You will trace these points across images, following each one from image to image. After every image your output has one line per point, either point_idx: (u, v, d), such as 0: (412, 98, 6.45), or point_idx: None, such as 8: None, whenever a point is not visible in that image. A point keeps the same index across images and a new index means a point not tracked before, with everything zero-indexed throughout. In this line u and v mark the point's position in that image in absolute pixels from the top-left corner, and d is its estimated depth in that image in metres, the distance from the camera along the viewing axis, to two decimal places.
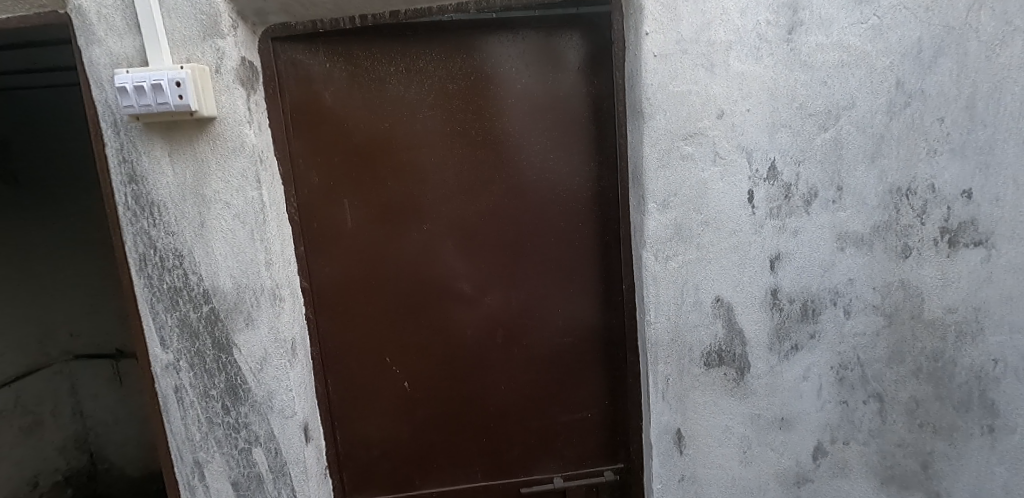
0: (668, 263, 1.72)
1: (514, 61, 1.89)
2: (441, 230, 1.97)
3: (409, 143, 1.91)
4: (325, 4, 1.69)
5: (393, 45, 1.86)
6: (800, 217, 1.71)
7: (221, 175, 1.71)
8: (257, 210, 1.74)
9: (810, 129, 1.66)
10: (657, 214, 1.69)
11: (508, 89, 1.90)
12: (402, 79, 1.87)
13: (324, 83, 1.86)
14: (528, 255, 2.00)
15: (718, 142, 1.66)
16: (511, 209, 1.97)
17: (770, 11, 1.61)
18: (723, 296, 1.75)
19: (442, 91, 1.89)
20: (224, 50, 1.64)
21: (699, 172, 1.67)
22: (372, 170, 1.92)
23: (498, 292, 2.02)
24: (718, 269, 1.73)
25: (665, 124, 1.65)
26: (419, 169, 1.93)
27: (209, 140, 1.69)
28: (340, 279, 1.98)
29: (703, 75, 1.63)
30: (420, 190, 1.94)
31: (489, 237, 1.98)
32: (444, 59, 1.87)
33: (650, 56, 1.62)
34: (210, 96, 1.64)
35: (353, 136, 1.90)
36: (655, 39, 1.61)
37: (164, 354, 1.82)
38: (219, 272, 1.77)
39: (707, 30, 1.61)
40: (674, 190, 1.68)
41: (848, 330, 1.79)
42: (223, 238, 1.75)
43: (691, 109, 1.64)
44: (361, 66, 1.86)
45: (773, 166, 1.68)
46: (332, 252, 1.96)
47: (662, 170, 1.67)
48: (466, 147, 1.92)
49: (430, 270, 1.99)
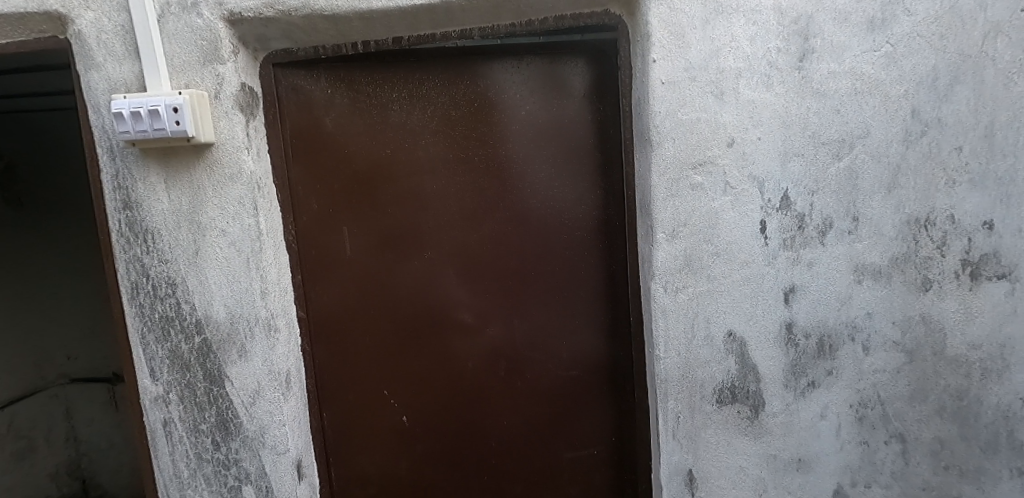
0: (677, 295, 1.66)
1: (519, 87, 1.86)
2: (442, 259, 1.91)
3: (410, 169, 1.87)
4: (327, 30, 1.66)
5: (396, 71, 1.83)
6: (815, 248, 1.64)
7: (217, 201, 1.67)
8: (253, 237, 1.69)
9: (823, 158, 1.61)
10: (665, 245, 1.64)
11: (513, 116, 1.87)
12: (405, 105, 1.84)
13: (324, 108, 1.83)
14: (532, 284, 1.94)
15: (728, 171, 1.61)
16: (514, 237, 1.91)
17: (781, 39, 1.57)
18: (736, 331, 1.68)
19: (444, 117, 1.85)
20: (224, 75, 1.61)
21: (710, 201, 1.62)
22: (373, 198, 1.87)
23: (501, 322, 1.95)
24: (730, 302, 1.66)
25: (673, 152, 1.60)
26: (420, 196, 1.88)
27: (206, 166, 1.65)
28: (337, 309, 1.91)
29: (712, 103, 1.58)
30: (422, 217, 1.89)
31: (492, 266, 1.92)
32: (447, 85, 1.84)
33: (658, 83, 1.58)
34: (208, 122, 1.60)
35: (353, 162, 1.86)
36: (662, 66, 1.57)
37: (154, 386, 1.75)
38: (213, 302, 1.71)
39: (715, 58, 1.57)
40: (683, 219, 1.63)
41: (867, 367, 1.71)
42: (217, 266, 1.70)
43: (700, 137, 1.59)
44: (364, 93, 1.83)
45: (786, 195, 1.62)
46: (330, 281, 1.90)
47: (670, 200, 1.62)
48: (469, 174, 1.88)
49: (431, 300, 1.93)
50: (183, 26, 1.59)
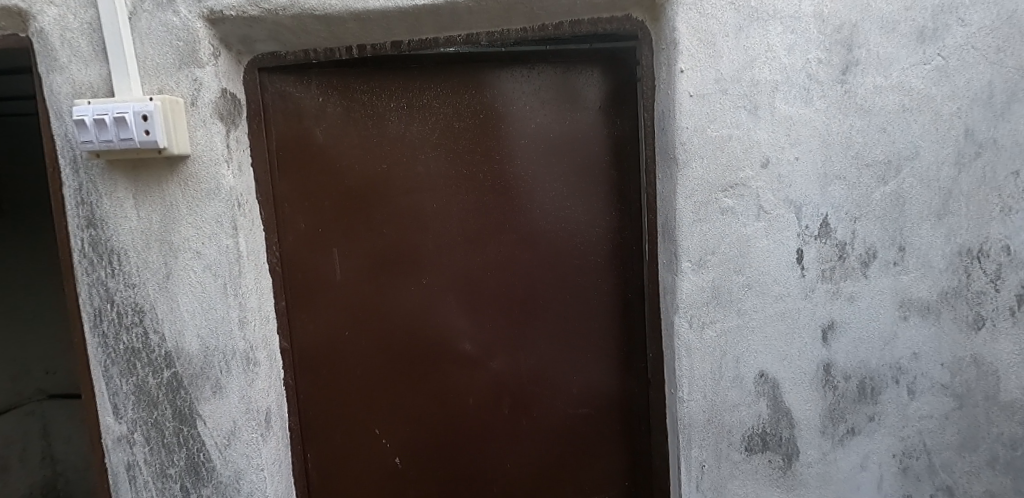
0: (704, 331, 1.49)
1: (528, 98, 1.70)
2: (442, 285, 1.74)
3: (408, 186, 1.70)
4: (319, 33, 1.50)
5: (395, 79, 1.66)
6: (857, 281, 1.48)
7: (192, 220, 1.49)
8: (232, 261, 1.51)
9: (867, 182, 1.45)
10: (691, 275, 1.47)
11: (521, 129, 1.70)
12: (403, 116, 1.68)
13: (315, 119, 1.66)
14: (541, 314, 1.77)
15: (762, 194, 1.45)
16: (521, 262, 1.74)
17: (822, 49, 1.42)
18: (768, 371, 1.51)
19: (447, 130, 1.69)
20: (202, 80, 1.44)
21: (741, 227, 1.46)
22: (366, 217, 1.70)
23: (506, 355, 1.78)
24: (762, 339, 1.50)
25: (702, 173, 1.44)
26: (418, 215, 1.71)
27: (180, 181, 1.48)
28: (325, 339, 1.73)
29: (746, 119, 1.43)
30: (420, 240, 1.72)
31: (497, 294, 1.75)
32: (451, 95, 1.68)
33: (686, 96, 1.42)
34: (183, 132, 1.43)
35: (345, 178, 1.68)
36: (691, 77, 1.41)
37: (117, 424, 1.56)
38: (185, 332, 1.53)
39: (750, 69, 1.42)
40: (712, 247, 1.46)
41: (913, 412, 1.54)
42: (191, 292, 1.52)
43: (732, 156, 1.44)
44: (360, 102, 1.67)
45: (825, 222, 1.46)
46: (318, 308, 1.72)
47: (698, 225, 1.45)
48: (472, 193, 1.71)
49: (430, 330, 1.75)
50: (158, 25, 1.43)
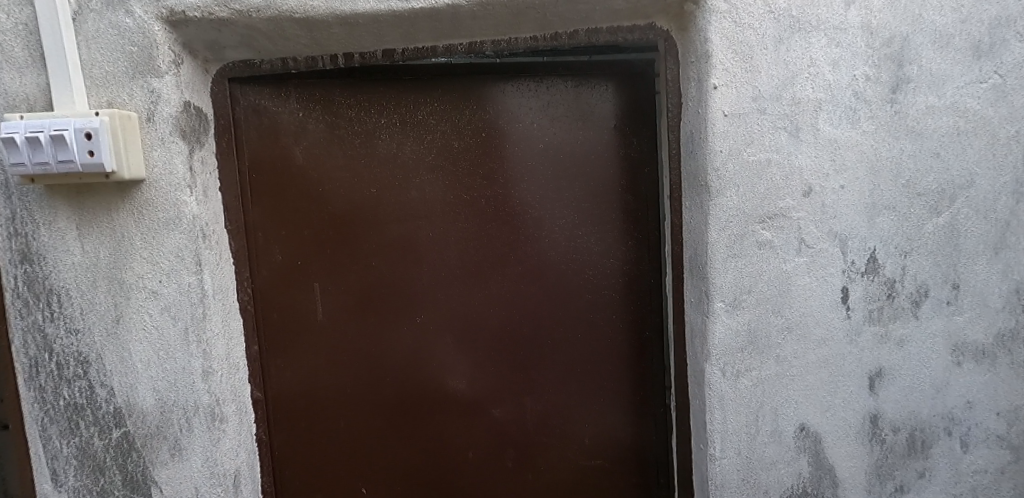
0: (738, 380, 1.32)
1: (536, 115, 1.52)
2: (438, 324, 1.54)
3: (400, 213, 1.50)
4: (299, 39, 1.30)
5: (386, 92, 1.47)
6: (907, 322, 1.33)
7: (147, 254, 1.27)
8: (195, 301, 1.30)
9: (919, 212, 1.31)
10: (725, 317, 1.30)
11: (528, 149, 1.52)
12: (395, 134, 1.48)
13: (294, 136, 1.45)
14: (549, 355, 1.58)
15: (805, 226, 1.29)
16: (528, 298, 1.55)
17: (870, 64, 1.28)
18: (810, 424, 1.34)
19: (445, 150, 1.49)
20: (161, 92, 1.23)
21: (781, 263, 1.29)
22: (352, 248, 1.50)
23: (510, 402, 1.58)
24: (803, 389, 1.33)
25: (738, 202, 1.28)
26: (412, 246, 1.51)
27: (133, 209, 1.26)
28: (305, 388, 1.52)
29: (787, 141, 1.27)
30: (414, 273, 1.52)
31: (501, 333, 1.56)
32: (450, 111, 1.49)
33: (720, 115, 1.25)
34: (136, 152, 1.22)
35: (329, 203, 1.48)
36: (727, 94, 1.25)
37: (55, 494, 1.32)
38: (138, 386, 1.30)
39: (791, 86, 1.26)
40: (748, 285, 1.29)
41: (966, 467, 1.39)
42: (145, 338, 1.30)
43: (771, 184, 1.28)
44: (345, 118, 1.46)
45: (873, 257, 1.31)
46: (296, 351, 1.50)
47: (732, 260, 1.29)
48: (473, 220, 1.52)
49: (424, 376, 1.55)
50: (107, 27, 1.21)
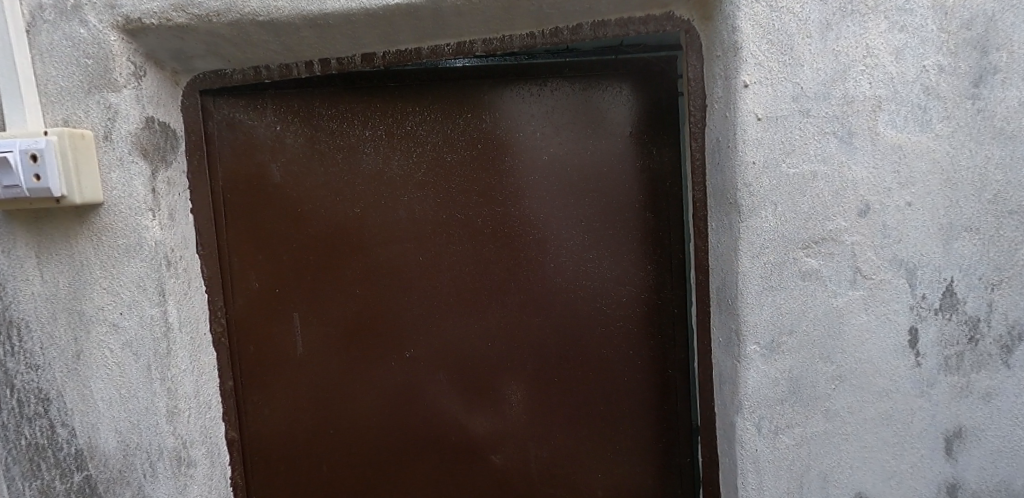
0: (778, 438, 1.09)
1: (539, 123, 1.34)
2: (431, 359, 1.38)
3: (388, 236, 1.35)
4: (269, 45, 1.17)
5: (371, 101, 1.32)
6: (994, 371, 1.08)
7: (107, 284, 1.16)
8: (158, 336, 1.18)
9: (1010, 235, 1.05)
10: (760, 363, 1.08)
11: (530, 162, 1.34)
12: (382, 148, 1.33)
13: (273, 152, 1.33)
14: (558, 395, 1.39)
15: (861, 253, 1.05)
16: (532, 330, 1.37)
17: (944, 52, 1.03)
18: (868, 493, 1.10)
19: (436, 164, 1.34)
20: (118, 107, 1.12)
21: (830, 297, 1.07)
22: (336, 275, 1.35)
23: (512, 446, 1.40)
24: (861, 451, 1.09)
25: (776, 224, 1.05)
26: (401, 272, 1.36)
27: (92, 235, 1.15)
28: (287, 426, 1.39)
29: (837, 149, 1.04)
30: (404, 302, 1.36)
31: (502, 369, 1.38)
32: (441, 120, 1.33)
33: (752, 119, 1.04)
34: (90, 173, 1.11)
35: (310, 226, 1.34)
36: (760, 93, 1.04)
37: None
38: (101, 426, 1.20)
39: (843, 81, 1.04)
40: (789, 324, 1.07)
41: None
42: (106, 376, 1.19)
43: (818, 201, 1.05)
44: (327, 131, 1.32)
45: (950, 290, 1.06)
46: (277, 386, 1.38)
47: (768, 295, 1.07)
48: (469, 243, 1.35)
49: (417, 416, 1.39)
50: (61, 38, 1.11)
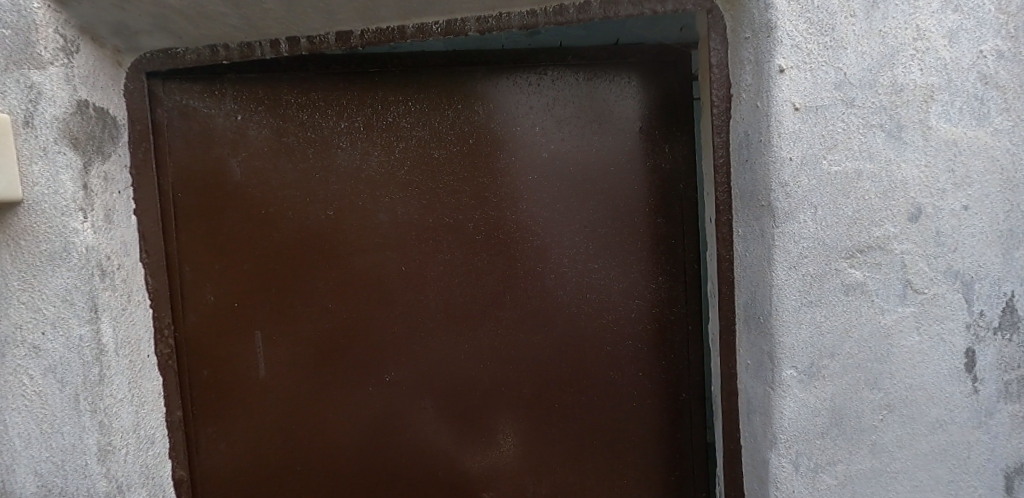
0: (818, 477, 0.95)
1: (539, 116, 1.19)
2: (415, 383, 1.21)
3: (365, 242, 1.18)
4: (227, 18, 1.00)
5: (348, 89, 1.16)
6: None
7: (28, 298, 0.96)
8: (88, 360, 0.98)
9: None
10: (798, 391, 0.94)
11: (529, 160, 1.19)
12: (360, 142, 1.17)
13: (233, 145, 1.15)
14: (559, 423, 1.23)
15: (912, 264, 0.92)
16: (530, 350, 1.21)
17: (1002, 36, 0.91)
18: None
19: (422, 162, 1.18)
20: (42, 87, 0.93)
21: (878, 314, 0.93)
22: (305, 287, 1.18)
23: (508, 482, 1.24)
24: (911, 491, 0.96)
25: (817, 230, 0.92)
26: (381, 284, 1.19)
27: (8, 238, 0.95)
28: (249, 464, 1.20)
29: (886, 144, 0.91)
30: (385, 319, 1.19)
31: (495, 395, 1.22)
32: (428, 112, 1.17)
33: (790, 109, 0.90)
34: (7, 165, 0.92)
35: (276, 231, 1.17)
36: (798, 79, 0.90)
37: None
38: (17, 468, 0.99)
39: (892, 67, 0.90)
40: (830, 346, 0.93)
41: None
42: (25, 408, 0.98)
43: (864, 204, 0.91)
44: (296, 121, 1.16)
45: (1010, 306, 0.94)
46: (236, 416, 1.19)
47: (808, 311, 0.93)
48: (459, 251, 1.19)
49: (399, 449, 1.22)
50: None
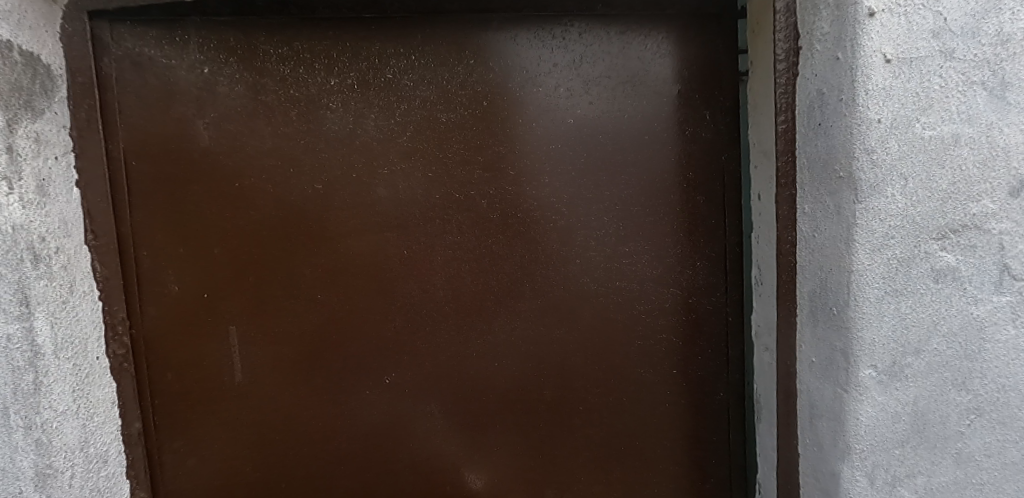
0: (895, 492, 0.83)
1: (563, 75, 1.02)
2: (418, 385, 1.04)
3: (360, 222, 1.00)
4: None
5: (338, 39, 0.97)
6: None
7: None
8: (18, 365, 0.78)
9: None
10: (878, 394, 0.81)
11: (552, 126, 1.02)
12: (354, 103, 0.99)
13: (198, 104, 0.95)
14: (582, 428, 1.09)
15: (1011, 246, 0.79)
16: (550, 345, 1.06)
17: None
18: None
19: (426, 127, 1.00)
20: None
21: (970, 304, 0.80)
22: (288, 275, 1.00)
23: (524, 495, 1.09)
24: None
25: (905, 206, 0.78)
26: (378, 271, 1.02)
27: None
28: (223, 481, 1.03)
29: (988, 106, 0.77)
30: (383, 311, 1.02)
31: (511, 398, 1.07)
32: (434, 68, 0.99)
33: (879, 60, 0.76)
34: None
35: (252, 208, 0.98)
36: (889, 25, 0.76)
37: None
38: None
39: (999, 13, 0.76)
40: (916, 342, 0.80)
41: None
42: None
43: (960, 176, 0.78)
44: (276, 77, 0.97)
45: None
46: (207, 426, 1.01)
47: (892, 302, 0.79)
48: (470, 232, 1.02)
49: (399, 460, 1.06)
50: None
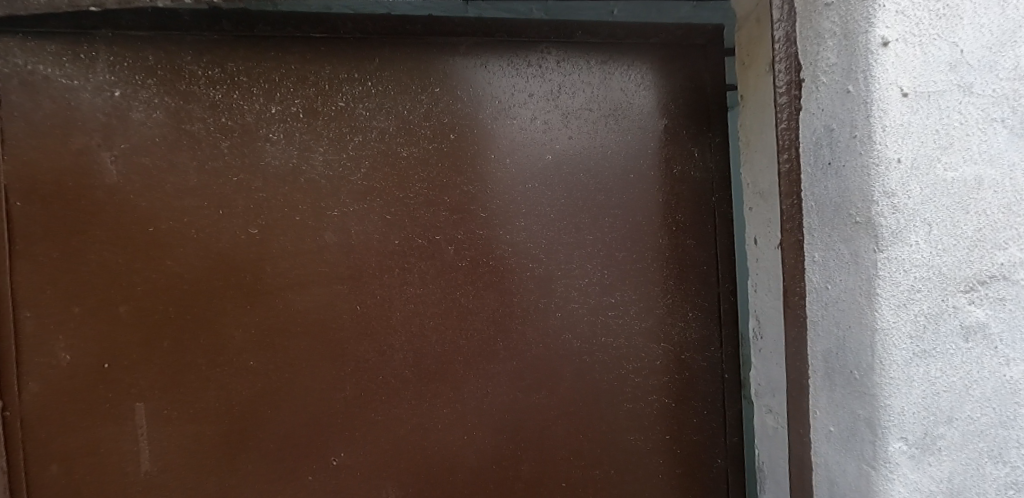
0: None
1: (537, 108, 0.92)
2: (372, 464, 0.88)
3: (304, 273, 0.85)
4: None
5: (281, 60, 0.84)
6: None
7: None
8: None
9: None
10: (910, 471, 0.70)
11: (526, 163, 0.91)
12: (298, 133, 0.85)
13: (106, 132, 0.80)
14: None
15: None
16: (527, 412, 0.92)
17: None
18: None
19: (384, 161, 0.87)
20: None
21: (1003, 364, 0.71)
22: (214, 337, 0.83)
23: None
24: None
25: (930, 255, 0.69)
26: (326, 330, 0.86)
27: None
28: None
29: (1010, 144, 0.71)
30: (331, 379, 0.86)
31: (483, 476, 0.91)
32: (393, 96, 0.87)
33: (895, 93, 0.68)
34: None
35: (170, 258, 0.82)
36: (904, 55, 0.68)
37: None
38: None
39: (1014, 45, 0.71)
40: (948, 409, 0.70)
41: None
42: None
43: (985, 221, 0.70)
44: (204, 102, 0.82)
45: None
46: None
47: (921, 364, 0.69)
48: (434, 283, 0.88)
49: None
50: None
